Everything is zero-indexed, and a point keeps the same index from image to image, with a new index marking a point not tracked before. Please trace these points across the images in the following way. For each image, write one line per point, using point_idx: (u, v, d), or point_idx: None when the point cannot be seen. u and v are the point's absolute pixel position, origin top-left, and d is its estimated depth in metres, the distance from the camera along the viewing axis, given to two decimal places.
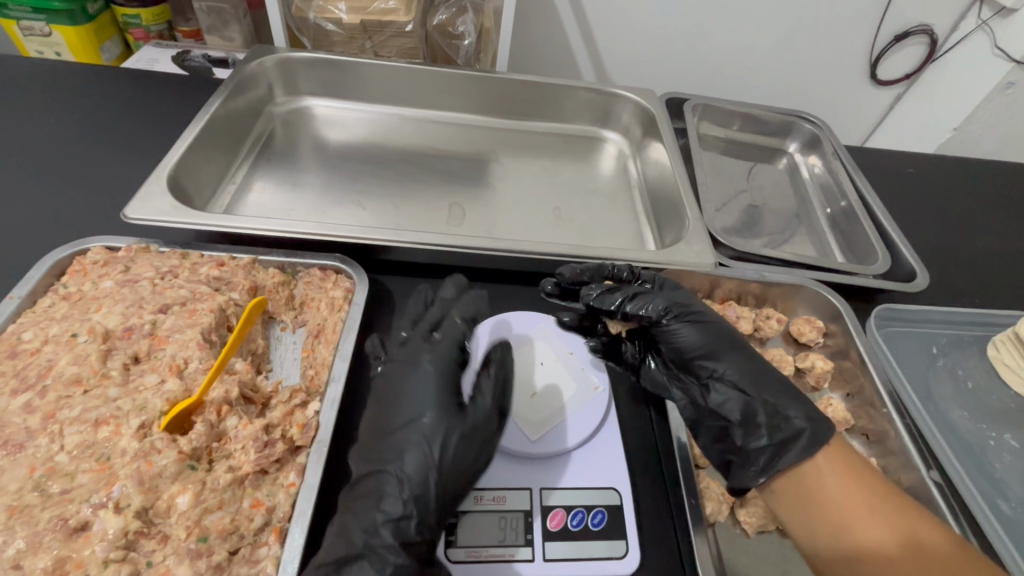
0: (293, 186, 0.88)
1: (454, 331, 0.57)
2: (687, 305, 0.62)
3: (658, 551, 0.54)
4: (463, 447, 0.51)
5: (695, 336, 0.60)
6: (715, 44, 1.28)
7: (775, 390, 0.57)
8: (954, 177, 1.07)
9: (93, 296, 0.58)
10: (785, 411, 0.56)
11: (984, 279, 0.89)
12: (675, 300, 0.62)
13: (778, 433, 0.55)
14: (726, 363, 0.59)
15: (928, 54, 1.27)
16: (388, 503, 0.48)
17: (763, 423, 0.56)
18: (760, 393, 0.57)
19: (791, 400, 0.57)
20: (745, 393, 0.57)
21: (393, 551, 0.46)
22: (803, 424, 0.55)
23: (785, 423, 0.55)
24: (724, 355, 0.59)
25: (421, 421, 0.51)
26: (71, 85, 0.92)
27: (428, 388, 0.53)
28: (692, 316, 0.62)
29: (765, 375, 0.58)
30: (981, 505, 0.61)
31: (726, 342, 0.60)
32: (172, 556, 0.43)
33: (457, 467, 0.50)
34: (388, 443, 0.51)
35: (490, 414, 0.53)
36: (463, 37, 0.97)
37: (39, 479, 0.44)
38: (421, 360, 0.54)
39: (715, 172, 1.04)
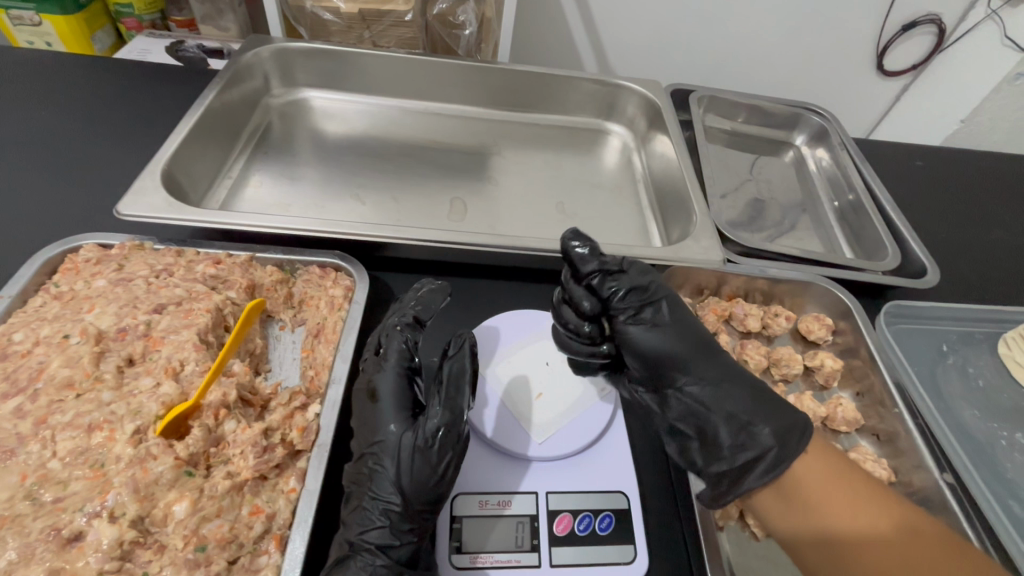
0: (291, 179, 0.86)
1: (394, 342, 0.56)
2: (660, 307, 0.60)
3: (667, 556, 0.53)
4: (418, 460, 0.48)
5: (663, 343, 0.58)
6: (720, 33, 1.25)
7: (748, 404, 0.54)
8: (963, 170, 1.06)
9: (86, 295, 0.57)
10: (750, 428, 0.53)
11: (994, 274, 0.87)
12: (645, 301, 0.60)
13: (744, 449, 0.53)
14: (695, 375, 0.56)
15: (935, 46, 1.24)
16: (365, 516, 0.48)
17: (728, 441, 0.53)
18: (729, 408, 0.54)
19: (765, 412, 0.53)
20: (710, 408, 0.55)
21: (373, 555, 0.46)
22: (772, 442, 0.52)
23: (754, 438, 0.53)
24: (694, 365, 0.56)
25: (380, 440, 0.50)
26: (62, 76, 0.90)
27: (381, 408, 0.52)
28: (664, 319, 0.59)
29: (739, 386, 0.55)
30: (994, 507, 0.60)
31: (698, 349, 0.57)
32: (169, 566, 0.42)
33: (417, 483, 0.48)
34: (359, 461, 0.51)
35: (443, 419, 0.49)
36: (464, 27, 0.94)
37: (30, 488, 0.43)
38: (371, 383, 0.54)
39: (720, 165, 1.02)
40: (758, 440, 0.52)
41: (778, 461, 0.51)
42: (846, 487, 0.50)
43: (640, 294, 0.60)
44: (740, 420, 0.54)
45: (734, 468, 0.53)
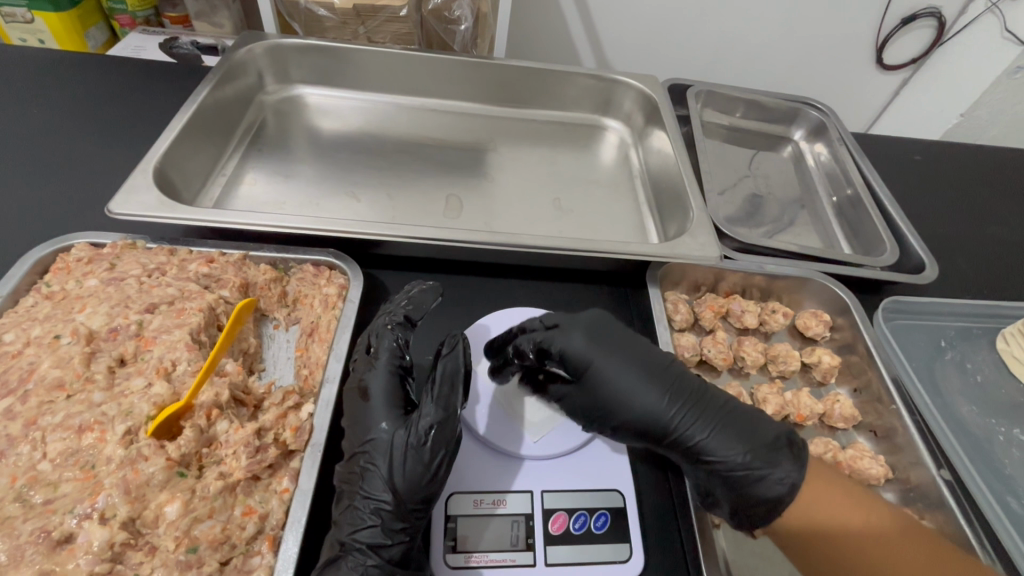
0: (285, 177, 0.85)
1: (386, 340, 0.56)
2: (619, 379, 0.56)
3: (663, 555, 0.52)
4: (411, 458, 0.48)
5: (637, 413, 0.54)
6: (718, 27, 1.24)
7: (750, 451, 0.52)
8: (962, 164, 1.05)
9: (77, 295, 0.56)
10: (756, 481, 0.50)
11: (993, 269, 0.87)
12: (601, 382, 0.56)
13: (759, 500, 0.50)
14: (688, 431, 0.53)
15: (935, 39, 1.23)
16: (357, 515, 0.48)
17: (741, 494, 0.51)
18: (734, 461, 0.51)
19: (768, 454, 0.51)
20: (714, 463, 0.52)
21: (364, 555, 0.46)
22: (789, 476, 0.50)
23: (766, 487, 0.50)
24: (682, 421, 0.53)
25: (371, 438, 0.50)
26: (54, 74, 0.89)
27: (372, 407, 0.52)
28: (625, 389, 0.55)
29: (737, 434, 0.53)
30: (991, 504, 0.60)
31: (680, 401, 0.54)
32: (161, 567, 0.42)
33: (410, 481, 0.47)
34: (350, 460, 0.51)
35: (435, 417, 0.49)
36: (459, 22, 0.93)
37: (21, 490, 0.43)
38: (362, 382, 0.54)
39: (718, 160, 1.01)
40: (769, 490, 0.50)
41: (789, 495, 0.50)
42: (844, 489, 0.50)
43: (592, 376, 0.56)
44: (745, 468, 0.51)
45: (752, 517, 0.51)
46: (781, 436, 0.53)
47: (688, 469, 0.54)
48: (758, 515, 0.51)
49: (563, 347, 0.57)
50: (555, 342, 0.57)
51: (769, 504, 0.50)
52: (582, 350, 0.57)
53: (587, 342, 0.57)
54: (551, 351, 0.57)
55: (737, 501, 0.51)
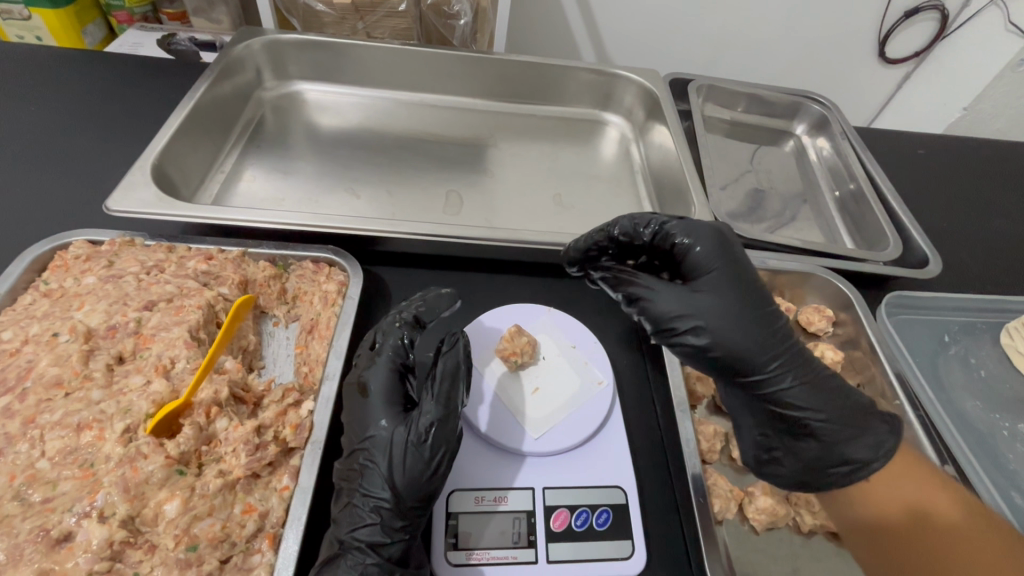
0: (285, 173, 0.85)
1: (390, 337, 0.56)
2: (740, 292, 0.53)
3: (664, 552, 0.52)
4: (412, 456, 0.48)
5: (743, 334, 0.51)
6: (720, 22, 1.23)
7: (845, 413, 0.52)
8: (965, 158, 1.04)
9: (76, 292, 0.56)
10: (844, 442, 0.52)
11: (996, 264, 0.86)
12: (719, 286, 0.53)
13: (841, 461, 0.51)
14: (796, 373, 0.52)
15: (939, 31, 1.21)
16: (355, 512, 0.47)
17: (826, 450, 0.52)
18: (826, 415, 0.52)
19: (862, 420, 0.52)
20: (803, 413, 0.52)
21: (363, 554, 0.46)
22: (869, 450, 0.52)
23: (856, 450, 0.52)
24: (791, 362, 0.52)
25: (371, 436, 0.50)
26: (52, 70, 0.89)
27: (371, 404, 0.52)
28: (739, 308, 0.52)
29: (835, 391, 0.53)
30: (995, 499, 0.59)
31: (790, 341, 0.53)
32: (160, 566, 0.41)
33: (410, 479, 0.47)
34: (349, 457, 0.50)
35: (436, 415, 0.49)
36: (459, 16, 0.93)
37: (19, 488, 0.43)
38: (362, 378, 0.53)
39: (720, 155, 1.01)
40: (851, 455, 0.51)
41: (865, 466, 0.52)
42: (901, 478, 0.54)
43: (710, 277, 0.54)
44: (836, 426, 0.52)
45: (830, 476, 0.52)
46: (872, 407, 0.54)
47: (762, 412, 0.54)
48: (829, 478, 0.52)
49: (692, 246, 0.56)
50: (684, 237, 0.57)
51: (846, 468, 0.52)
52: (710, 254, 0.55)
53: (716, 248, 0.56)
54: (674, 243, 0.58)
55: (814, 456, 0.52)
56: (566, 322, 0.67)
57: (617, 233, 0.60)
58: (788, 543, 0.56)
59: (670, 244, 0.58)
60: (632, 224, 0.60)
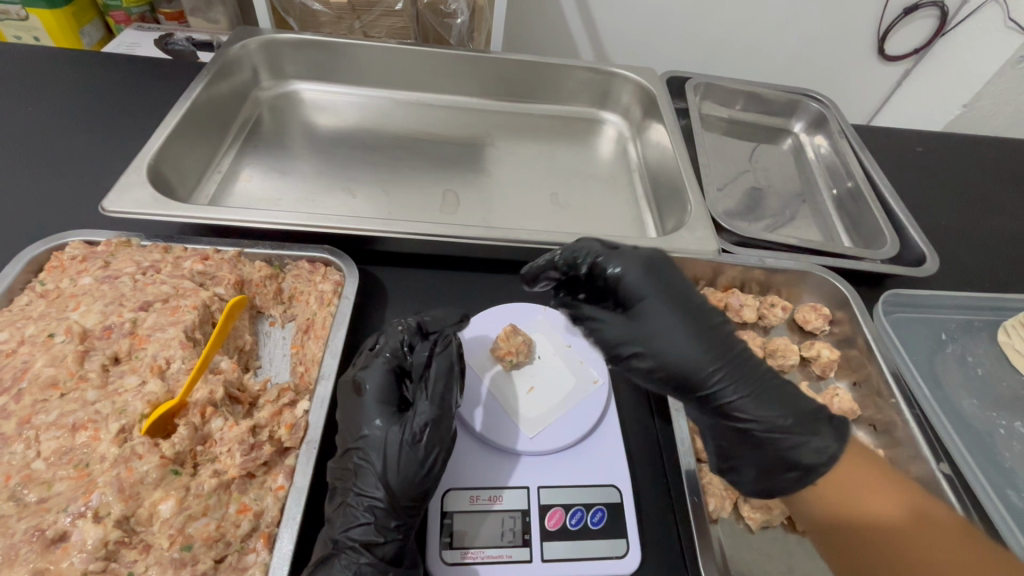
0: (282, 173, 0.85)
1: (391, 341, 0.57)
2: (670, 316, 0.53)
3: (660, 550, 0.52)
4: (406, 455, 0.48)
5: (676, 360, 0.52)
6: (718, 20, 1.23)
7: (793, 418, 0.51)
8: (964, 155, 1.04)
9: (71, 293, 0.56)
10: (796, 450, 0.50)
11: (995, 262, 0.86)
12: (652, 310, 0.54)
13: (792, 467, 0.50)
14: (739, 384, 0.52)
15: (938, 29, 1.22)
16: (350, 512, 0.47)
17: (778, 460, 0.51)
18: (773, 422, 0.51)
19: (812, 425, 0.51)
20: (750, 425, 0.51)
21: (358, 553, 0.46)
22: (826, 450, 0.50)
23: (807, 456, 0.50)
24: (732, 375, 0.52)
25: (364, 435, 0.50)
26: (49, 70, 0.89)
27: (366, 404, 0.52)
28: (667, 333, 0.53)
29: (783, 398, 0.52)
30: (991, 497, 0.59)
31: (731, 353, 0.52)
32: (155, 566, 0.42)
33: (403, 478, 0.47)
34: (344, 457, 0.50)
35: (431, 415, 0.49)
36: (455, 15, 0.93)
37: (14, 488, 0.43)
38: (358, 377, 0.54)
39: (717, 153, 1.00)
40: (803, 459, 0.50)
41: (819, 469, 0.50)
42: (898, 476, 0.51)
43: (642, 302, 0.55)
44: (785, 431, 0.51)
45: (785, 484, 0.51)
46: (823, 410, 0.52)
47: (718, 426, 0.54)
48: (785, 483, 0.51)
49: (621, 273, 0.56)
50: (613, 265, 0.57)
51: (800, 471, 0.50)
52: (639, 280, 0.56)
53: (644, 274, 0.56)
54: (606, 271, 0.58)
55: (770, 466, 0.51)
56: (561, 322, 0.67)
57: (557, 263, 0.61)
58: (783, 541, 0.56)
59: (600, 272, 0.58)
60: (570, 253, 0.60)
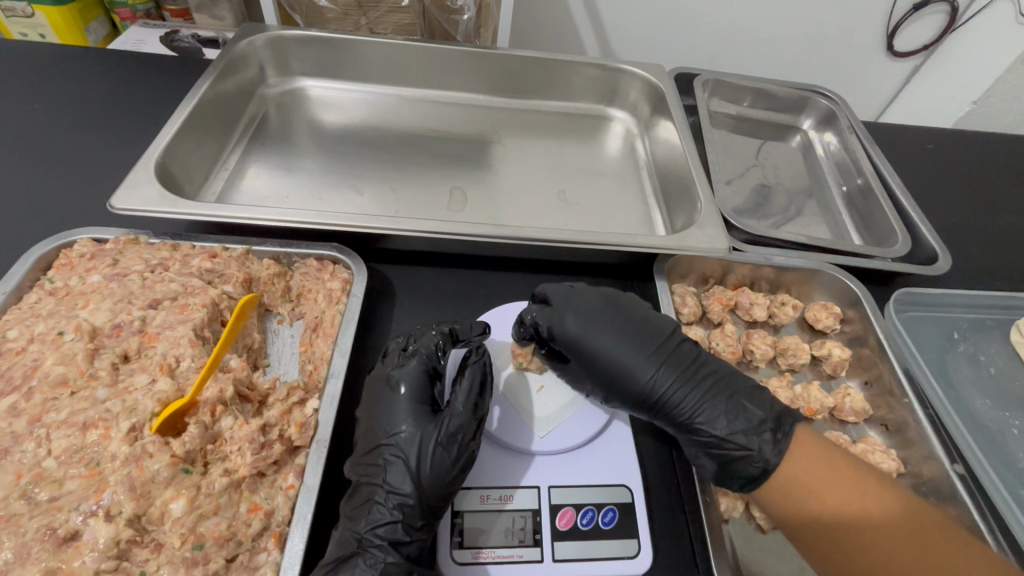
0: (289, 170, 0.85)
1: (426, 344, 0.57)
2: (612, 346, 0.58)
3: (672, 552, 0.52)
4: (440, 455, 0.49)
5: (621, 385, 0.57)
6: (727, 16, 1.22)
7: (728, 431, 0.53)
8: (976, 152, 1.03)
9: (80, 291, 0.56)
10: (735, 460, 0.52)
11: (1008, 260, 0.85)
12: (592, 353, 0.58)
13: (733, 476, 0.52)
14: (675, 406, 0.55)
15: (947, 25, 1.20)
16: (375, 510, 0.47)
17: (721, 470, 0.53)
18: (716, 436, 0.53)
19: (749, 435, 0.53)
20: (693, 439, 0.54)
21: (382, 552, 0.46)
22: (767, 458, 0.51)
23: (745, 466, 0.52)
24: (670, 397, 0.55)
25: (397, 433, 0.51)
26: (55, 67, 0.89)
27: (400, 402, 0.52)
28: (609, 362, 0.57)
29: (720, 411, 0.54)
30: (1005, 499, 0.59)
31: (668, 377, 0.56)
32: (167, 565, 0.42)
33: (435, 478, 0.48)
34: (371, 453, 0.51)
35: (465, 416, 0.51)
36: (462, 12, 0.91)
37: (26, 487, 0.43)
38: (391, 375, 0.54)
39: (726, 151, 1.00)
40: (743, 469, 0.52)
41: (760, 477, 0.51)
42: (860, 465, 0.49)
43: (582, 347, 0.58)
44: (726, 444, 0.53)
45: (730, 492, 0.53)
46: (766, 420, 0.53)
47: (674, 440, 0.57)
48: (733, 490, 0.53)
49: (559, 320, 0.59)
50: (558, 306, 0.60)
51: (744, 480, 0.52)
52: (581, 319, 0.59)
53: (579, 319, 0.59)
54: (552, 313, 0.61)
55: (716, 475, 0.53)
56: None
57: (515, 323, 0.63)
58: None
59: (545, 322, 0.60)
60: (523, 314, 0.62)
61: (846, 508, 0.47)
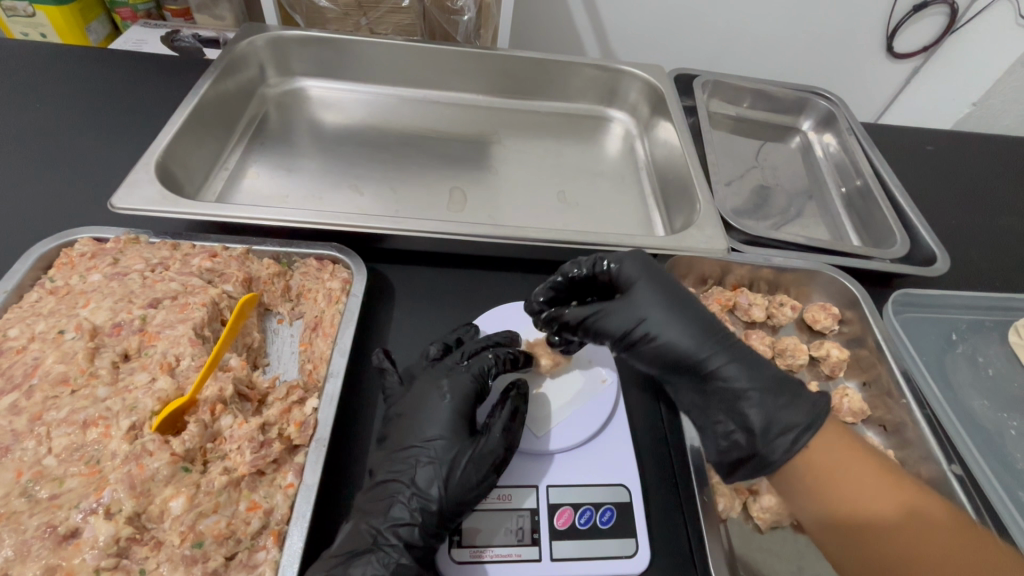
0: (289, 170, 0.85)
1: (483, 362, 0.56)
2: (667, 295, 0.57)
3: (669, 551, 0.52)
4: (469, 470, 0.50)
5: (675, 331, 0.55)
6: (727, 17, 1.22)
7: (776, 382, 0.53)
8: (974, 154, 1.03)
9: (81, 290, 0.56)
10: (786, 410, 0.51)
11: (1006, 261, 0.86)
12: (643, 292, 0.57)
13: (782, 428, 0.50)
14: (726, 355, 0.54)
15: (947, 26, 1.20)
16: (397, 507, 0.48)
17: (770, 421, 0.51)
18: (756, 387, 0.52)
19: (794, 390, 0.52)
20: (742, 389, 0.52)
21: (397, 553, 0.46)
22: (816, 410, 0.51)
23: (796, 417, 0.50)
24: (716, 344, 0.54)
25: (432, 440, 0.51)
26: (57, 66, 0.89)
27: (442, 410, 0.53)
28: (665, 308, 0.56)
29: (765, 365, 0.54)
30: (1002, 498, 0.59)
31: (717, 329, 0.56)
32: (167, 563, 0.42)
33: (458, 493, 0.49)
34: (402, 452, 0.51)
35: (500, 443, 0.51)
36: (462, 12, 0.92)
37: (26, 484, 0.43)
38: (442, 382, 0.55)
39: (726, 152, 1.00)
40: (789, 422, 0.50)
41: (804, 432, 0.50)
42: (870, 459, 0.49)
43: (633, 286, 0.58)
44: (776, 395, 0.52)
45: (778, 447, 0.50)
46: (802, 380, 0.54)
47: (711, 398, 0.54)
48: (780, 445, 0.50)
49: (617, 260, 0.59)
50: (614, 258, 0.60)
51: (794, 434, 0.50)
52: (636, 268, 0.58)
53: (635, 262, 0.59)
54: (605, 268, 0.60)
55: (763, 428, 0.51)
56: (598, 352, 0.65)
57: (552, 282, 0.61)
58: (792, 541, 0.55)
59: (595, 269, 0.61)
60: (570, 268, 0.61)
61: (888, 507, 0.46)
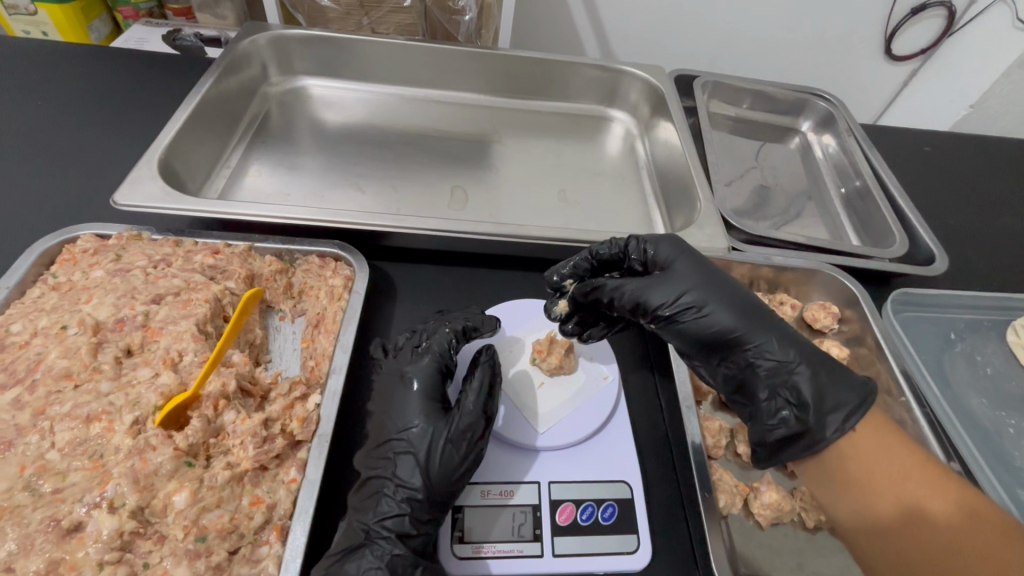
0: (291, 168, 0.85)
1: (441, 341, 0.57)
2: (707, 274, 0.57)
3: (670, 548, 0.52)
4: (448, 450, 0.49)
5: (721, 308, 0.55)
6: (727, 19, 1.23)
7: (822, 359, 0.53)
8: (973, 155, 1.04)
9: (84, 286, 0.56)
10: (836, 386, 0.51)
11: (1003, 261, 0.86)
12: (687, 269, 0.57)
13: (833, 403, 0.50)
14: (772, 330, 0.54)
15: (945, 29, 1.21)
16: (383, 502, 0.48)
17: (823, 397, 0.50)
18: (804, 363, 0.52)
19: (837, 366, 0.53)
20: (791, 365, 0.52)
21: (390, 544, 0.46)
22: (863, 386, 0.51)
23: (847, 393, 0.51)
24: (760, 321, 0.55)
25: (407, 428, 0.51)
26: (59, 64, 0.89)
27: (412, 397, 0.53)
28: (708, 286, 0.56)
29: (808, 343, 0.55)
30: (999, 495, 0.60)
31: (758, 308, 0.56)
32: (170, 557, 0.42)
33: (442, 474, 0.49)
34: (381, 447, 0.52)
35: (476, 415, 0.51)
36: (463, 13, 0.93)
37: (29, 479, 0.43)
38: (405, 370, 0.55)
39: (725, 152, 1.00)
40: (842, 399, 0.50)
41: (857, 409, 0.50)
42: (898, 455, 0.49)
43: (677, 264, 0.58)
44: (824, 370, 0.52)
45: (831, 423, 0.50)
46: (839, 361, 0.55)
47: (758, 376, 0.54)
48: (833, 421, 0.50)
49: (653, 242, 0.60)
50: (649, 241, 0.61)
51: (845, 411, 0.50)
52: (670, 251, 0.59)
53: (674, 243, 0.60)
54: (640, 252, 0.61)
55: (817, 404, 0.50)
56: (599, 350, 0.65)
57: (582, 260, 0.63)
58: (793, 538, 0.56)
59: (627, 252, 0.62)
60: (603, 250, 0.63)
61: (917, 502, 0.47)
